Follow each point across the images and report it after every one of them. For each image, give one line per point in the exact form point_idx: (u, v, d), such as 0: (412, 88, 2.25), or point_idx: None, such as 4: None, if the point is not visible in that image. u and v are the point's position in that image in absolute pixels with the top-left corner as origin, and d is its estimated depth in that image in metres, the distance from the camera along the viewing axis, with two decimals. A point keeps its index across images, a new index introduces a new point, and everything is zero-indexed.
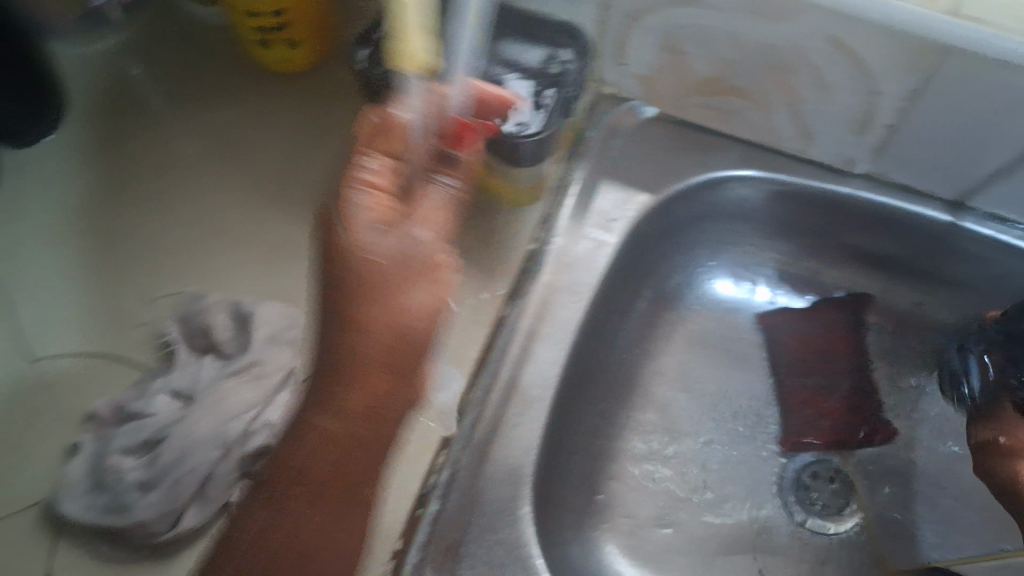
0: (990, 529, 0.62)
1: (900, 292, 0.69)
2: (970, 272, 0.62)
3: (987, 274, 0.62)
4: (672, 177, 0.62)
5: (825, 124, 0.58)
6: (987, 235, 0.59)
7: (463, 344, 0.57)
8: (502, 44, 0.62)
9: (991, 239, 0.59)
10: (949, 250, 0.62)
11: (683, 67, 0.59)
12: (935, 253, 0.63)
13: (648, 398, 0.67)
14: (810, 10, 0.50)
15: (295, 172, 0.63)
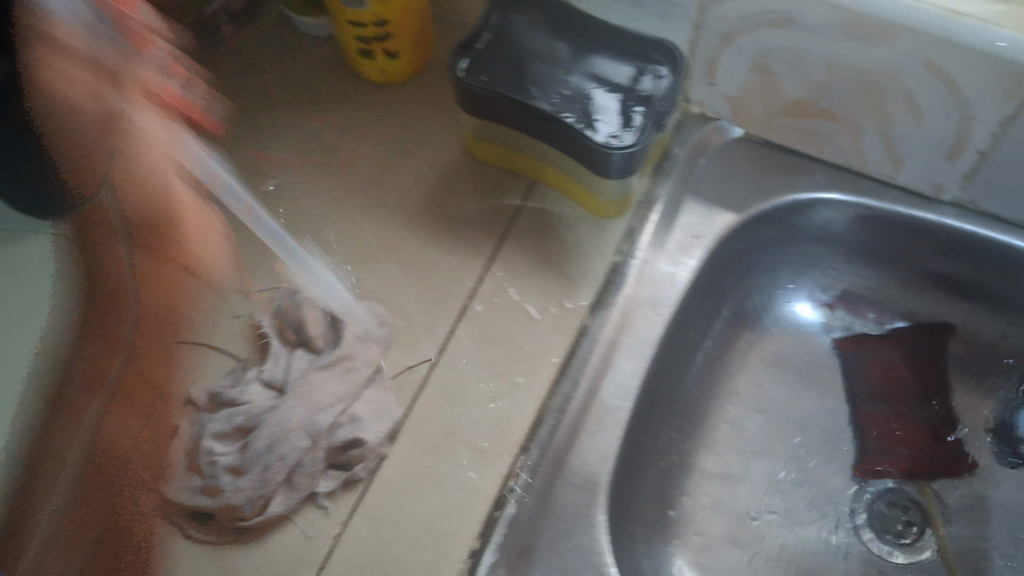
0: None
1: (989, 323, 0.66)
2: None
3: None
4: (758, 196, 0.62)
5: (916, 149, 0.58)
6: None
7: (544, 345, 0.58)
8: (592, 49, 0.59)
9: None
10: None
11: (773, 87, 0.60)
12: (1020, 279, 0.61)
13: (722, 416, 0.68)
14: (906, 35, 0.50)
15: (386, 175, 0.65)
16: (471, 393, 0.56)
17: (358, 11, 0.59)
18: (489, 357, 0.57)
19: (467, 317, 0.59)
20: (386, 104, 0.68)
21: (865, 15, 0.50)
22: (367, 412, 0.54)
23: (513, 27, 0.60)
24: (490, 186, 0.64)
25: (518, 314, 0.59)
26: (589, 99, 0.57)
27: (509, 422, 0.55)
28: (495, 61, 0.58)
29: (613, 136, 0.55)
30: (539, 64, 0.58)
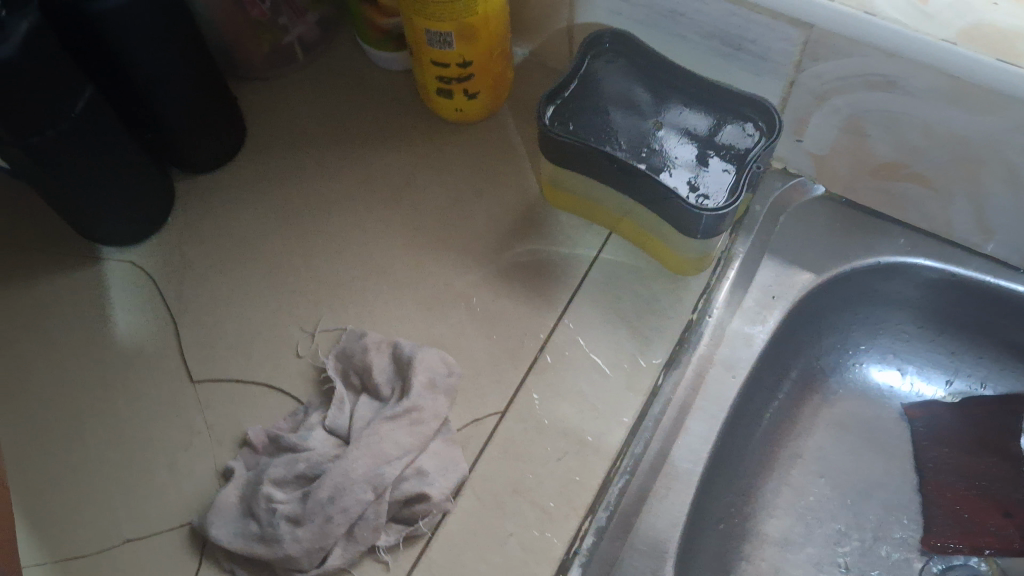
0: None
1: None
2: None
3: None
4: (839, 258, 0.60)
5: (1009, 219, 0.56)
6: None
7: (617, 404, 0.56)
8: (675, 98, 0.59)
9: None
10: None
11: (864, 149, 0.58)
12: None
13: (785, 479, 0.65)
14: (1013, 106, 0.49)
15: (455, 218, 0.64)
16: (537, 449, 0.54)
17: (441, 51, 0.58)
18: (558, 413, 0.55)
19: (538, 372, 0.57)
20: (459, 144, 0.67)
21: (975, 84, 0.49)
22: (433, 466, 0.52)
23: (597, 72, 0.60)
24: (565, 234, 0.62)
25: (590, 368, 0.57)
26: (670, 153, 0.57)
27: (577, 482, 0.53)
28: (573, 106, 0.59)
29: (700, 194, 0.55)
30: (622, 114, 0.58)
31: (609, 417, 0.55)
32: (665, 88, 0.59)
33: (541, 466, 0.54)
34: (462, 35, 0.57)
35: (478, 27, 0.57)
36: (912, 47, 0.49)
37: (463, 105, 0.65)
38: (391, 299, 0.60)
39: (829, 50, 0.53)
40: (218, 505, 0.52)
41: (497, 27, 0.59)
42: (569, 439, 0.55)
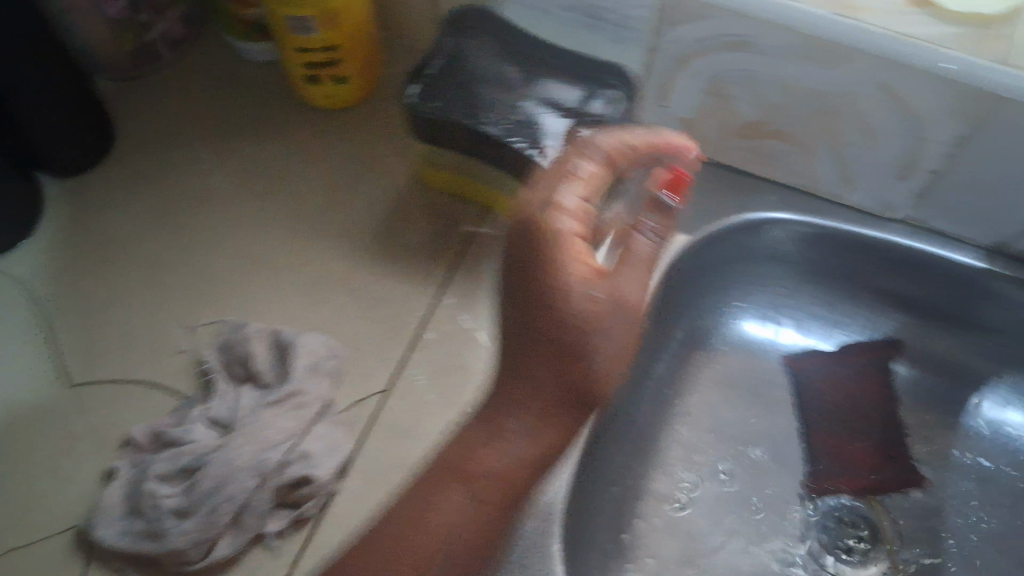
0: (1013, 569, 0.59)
1: (933, 337, 0.66)
2: (1002, 317, 0.62)
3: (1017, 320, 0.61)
4: (708, 218, 0.63)
5: (866, 171, 0.58)
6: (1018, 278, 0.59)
7: (500, 375, 0.57)
8: (544, 75, 0.61)
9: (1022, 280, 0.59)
10: (980, 293, 0.61)
11: (727, 109, 0.59)
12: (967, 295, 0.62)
13: (675, 436, 0.66)
14: (864, 59, 0.51)
15: (338, 205, 0.64)
16: (425, 425, 0.55)
17: (305, 38, 0.59)
18: (442, 388, 0.56)
19: (420, 350, 0.57)
20: (337, 133, 0.68)
21: (824, 38, 0.51)
22: (319, 449, 0.52)
23: (468, 52, 0.62)
24: (445, 213, 0.63)
25: (469, 343, 0.57)
26: (540, 124, 0.58)
27: (463, 455, 0.54)
28: (441, 81, 0.60)
29: (570, 160, 0.57)
30: (492, 89, 0.60)
31: (491, 389, 0.56)
32: (533, 66, 0.62)
33: (430, 441, 0.54)
34: (324, 22, 0.57)
35: (340, 13, 0.57)
36: (766, 8, 0.50)
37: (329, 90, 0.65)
38: (274, 289, 0.60)
39: (683, 15, 0.53)
40: (102, 505, 0.51)
41: (360, 13, 0.59)
42: (457, 413, 0.55)
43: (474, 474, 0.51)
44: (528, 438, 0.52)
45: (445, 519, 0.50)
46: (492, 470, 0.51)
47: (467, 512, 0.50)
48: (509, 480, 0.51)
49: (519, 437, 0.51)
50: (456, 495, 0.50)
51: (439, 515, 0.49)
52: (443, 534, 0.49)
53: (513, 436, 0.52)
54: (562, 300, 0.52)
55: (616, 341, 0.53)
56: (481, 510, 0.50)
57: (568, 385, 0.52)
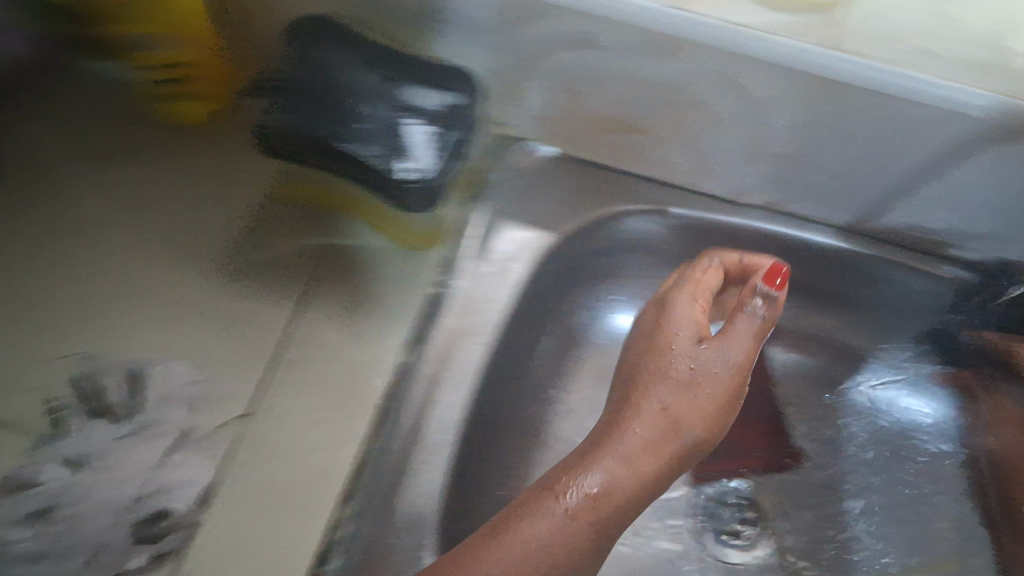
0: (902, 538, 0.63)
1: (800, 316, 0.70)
2: (883, 297, 0.67)
3: (897, 298, 0.67)
4: (570, 216, 0.64)
5: (722, 158, 0.60)
6: (901, 262, 0.64)
7: (363, 389, 0.58)
8: (403, 78, 0.57)
9: (905, 264, 0.64)
10: (860, 275, 0.66)
11: (579, 105, 0.60)
12: (846, 278, 0.67)
13: (554, 438, 0.65)
14: (702, 52, 0.52)
15: (198, 225, 0.62)
16: (291, 444, 0.55)
17: (151, 54, 0.57)
18: (309, 404, 0.57)
19: (286, 367, 0.58)
20: (185, 144, 0.63)
21: (667, 32, 0.51)
22: (179, 479, 0.52)
23: (321, 57, 0.57)
24: (304, 229, 0.63)
25: (333, 358, 0.58)
26: (405, 137, 0.56)
27: (327, 474, 0.54)
28: (296, 96, 0.57)
29: (417, 172, 0.56)
30: (352, 101, 0.56)
31: (356, 403, 0.57)
32: (389, 68, 0.58)
33: (298, 460, 0.54)
34: (171, 38, 0.56)
35: (187, 29, 0.56)
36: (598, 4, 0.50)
37: (177, 102, 0.61)
38: (136, 316, 0.58)
39: (526, 15, 0.53)
40: None
41: (212, 31, 0.58)
42: (325, 431, 0.55)
43: (609, 507, 0.48)
44: (607, 463, 0.50)
45: (543, 534, 0.45)
46: (625, 496, 0.49)
47: (546, 526, 0.46)
48: (609, 502, 0.48)
49: (600, 463, 0.50)
50: (558, 509, 0.47)
51: (531, 517, 0.46)
52: (540, 539, 0.45)
53: (635, 446, 0.50)
54: (656, 368, 0.55)
55: (694, 405, 0.53)
56: (579, 529, 0.46)
57: (657, 429, 0.52)
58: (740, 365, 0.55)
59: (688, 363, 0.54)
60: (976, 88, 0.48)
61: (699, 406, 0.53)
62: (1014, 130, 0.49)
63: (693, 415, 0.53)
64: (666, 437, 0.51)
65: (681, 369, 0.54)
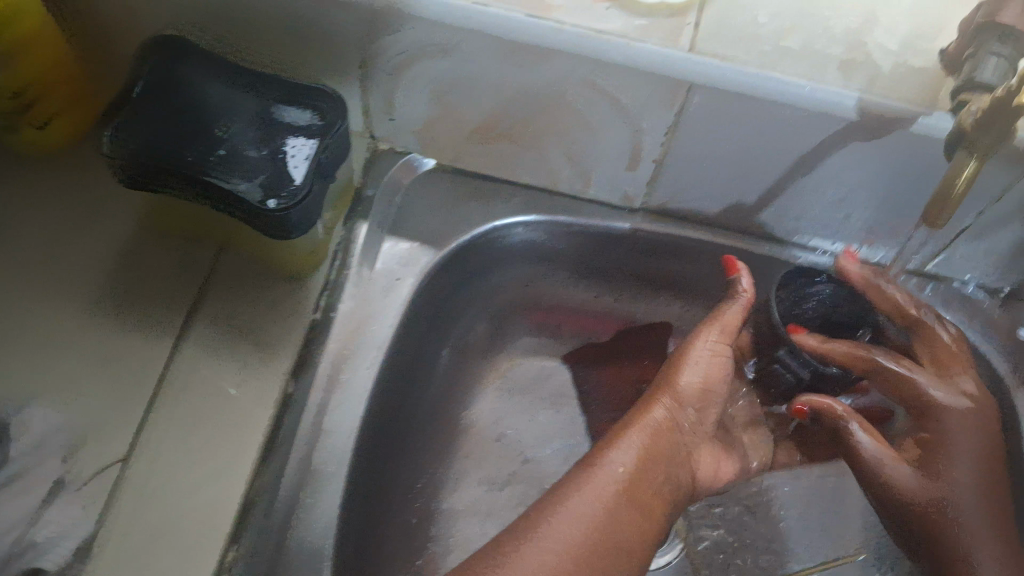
0: (807, 539, 0.67)
1: (696, 316, 0.71)
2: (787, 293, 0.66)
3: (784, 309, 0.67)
4: (456, 229, 0.62)
5: (596, 165, 0.59)
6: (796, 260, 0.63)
7: (249, 419, 0.55)
8: (278, 100, 0.55)
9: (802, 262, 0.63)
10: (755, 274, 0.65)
11: (453, 118, 0.58)
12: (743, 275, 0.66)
13: (461, 454, 0.66)
14: (566, 59, 0.50)
15: (68, 259, 0.60)
16: (170, 486, 0.52)
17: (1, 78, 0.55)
18: (191, 440, 0.53)
19: (165, 401, 0.54)
20: (62, 188, 0.63)
21: (518, 40, 0.49)
22: (49, 532, 0.49)
23: (188, 81, 0.54)
24: (184, 257, 0.60)
25: (217, 391, 0.55)
26: (283, 157, 0.52)
27: (215, 510, 0.51)
28: (159, 110, 0.53)
29: (273, 195, 0.50)
30: (224, 124, 0.53)
31: (243, 436, 0.54)
32: (263, 89, 0.55)
33: (177, 503, 0.51)
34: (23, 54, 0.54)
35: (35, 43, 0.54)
36: (457, 15, 0.49)
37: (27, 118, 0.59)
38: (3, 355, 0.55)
39: (377, 29, 0.51)
40: None
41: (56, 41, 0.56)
42: (209, 464, 0.53)
43: (642, 481, 0.52)
44: (638, 443, 0.54)
45: (581, 508, 0.49)
46: (647, 482, 0.52)
47: (587, 499, 0.49)
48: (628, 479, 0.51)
49: (632, 444, 0.54)
50: (597, 482, 0.51)
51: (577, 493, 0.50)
52: (582, 507, 0.49)
53: (658, 427, 0.55)
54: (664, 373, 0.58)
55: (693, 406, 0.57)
56: (616, 500, 0.50)
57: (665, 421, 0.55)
58: (710, 380, 0.58)
59: (692, 358, 0.57)
60: (850, 90, 0.48)
61: (699, 378, 0.57)
62: (879, 124, 0.49)
63: (693, 396, 0.57)
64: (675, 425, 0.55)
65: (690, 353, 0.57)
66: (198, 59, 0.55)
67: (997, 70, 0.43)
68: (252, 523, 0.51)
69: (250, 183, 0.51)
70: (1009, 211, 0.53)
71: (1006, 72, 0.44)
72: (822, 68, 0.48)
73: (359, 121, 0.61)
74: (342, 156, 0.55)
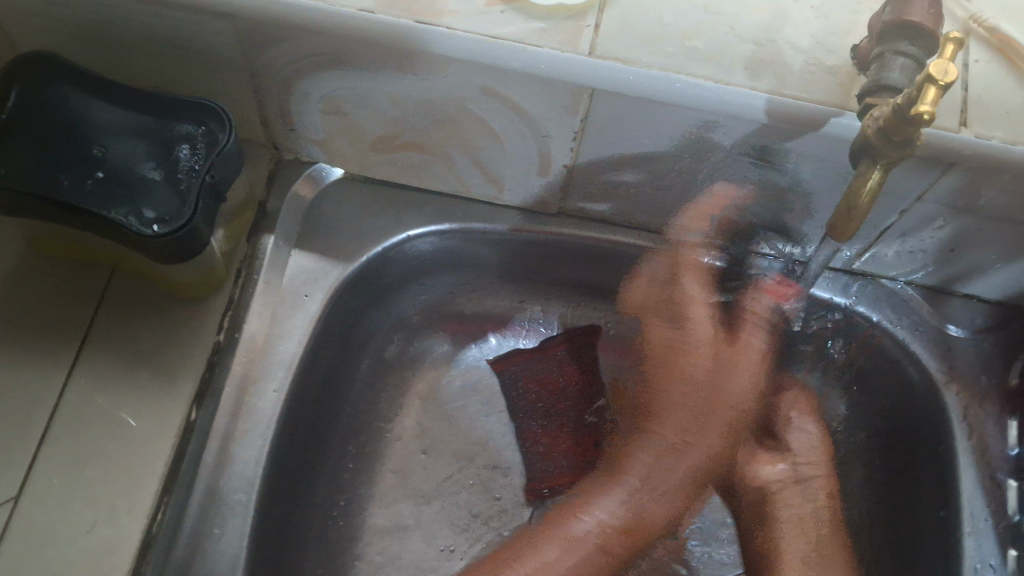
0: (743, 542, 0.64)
1: None
2: None
3: None
4: (367, 241, 0.60)
5: (505, 170, 0.57)
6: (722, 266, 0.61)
7: (144, 456, 0.51)
8: (166, 113, 0.52)
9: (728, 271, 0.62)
10: None
11: (354, 128, 0.56)
12: None
13: (387, 467, 0.64)
14: (462, 68, 0.47)
15: None
16: (65, 526, 0.49)
17: None
18: (78, 483, 0.50)
19: (59, 441, 0.51)
20: None
21: (410, 50, 0.46)
22: None
23: (72, 103, 0.51)
24: (78, 278, 0.55)
25: (112, 428, 0.52)
26: (175, 177, 0.50)
27: (112, 552, 0.48)
28: (38, 134, 0.49)
29: (160, 220, 0.48)
30: (112, 146, 0.50)
31: (140, 476, 0.51)
32: (148, 104, 0.52)
33: (72, 545, 0.48)
34: None
35: None
36: (340, 27, 0.45)
37: None
38: None
39: (259, 42, 0.48)
40: None
41: None
42: (108, 503, 0.50)
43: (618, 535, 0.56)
44: (625, 488, 0.57)
45: (558, 554, 0.55)
46: (622, 530, 0.56)
47: (561, 542, 0.56)
48: (627, 524, 0.56)
49: (617, 491, 0.57)
50: (581, 530, 0.56)
51: (558, 538, 0.56)
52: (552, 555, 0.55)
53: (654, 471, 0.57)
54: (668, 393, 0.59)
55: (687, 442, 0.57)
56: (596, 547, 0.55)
57: (661, 475, 0.57)
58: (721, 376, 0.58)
59: (705, 406, 0.58)
60: (757, 91, 0.46)
61: (713, 442, 0.58)
62: (790, 129, 0.47)
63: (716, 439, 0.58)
64: (675, 479, 0.57)
65: (695, 394, 0.58)
66: (70, 77, 0.52)
67: (904, 72, 0.41)
68: (153, 562, 0.49)
69: (142, 205, 0.48)
70: (930, 211, 0.52)
71: (913, 73, 0.42)
72: (728, 70, 0.46)
73: (260, 132, 0.59)
74: (234, 171, 0.53)
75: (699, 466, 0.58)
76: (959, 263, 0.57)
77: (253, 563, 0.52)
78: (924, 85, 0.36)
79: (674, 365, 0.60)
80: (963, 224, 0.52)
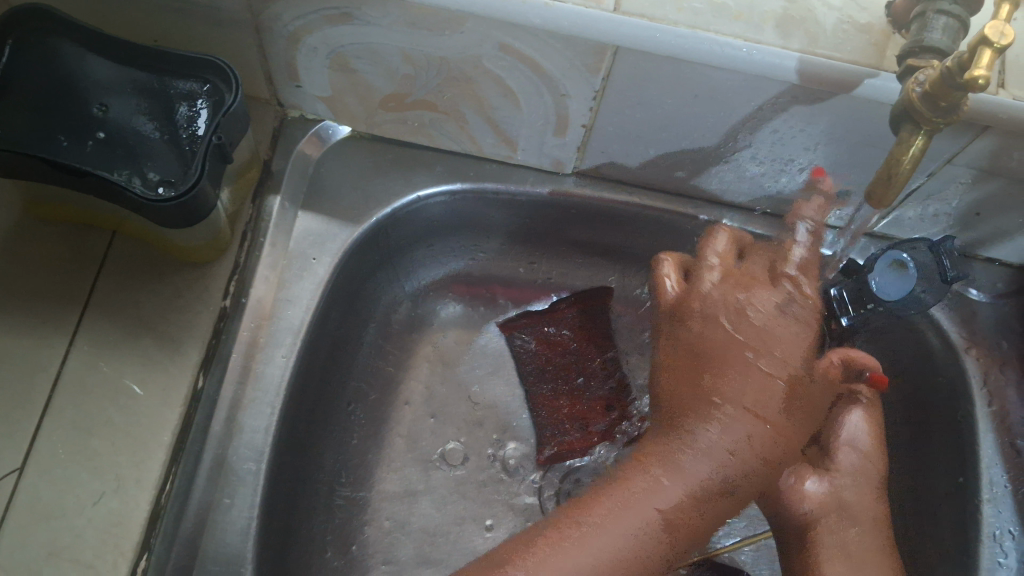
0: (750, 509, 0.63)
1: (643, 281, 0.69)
2: None
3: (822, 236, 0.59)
4: (376, 203, 0.59)
5: (519, 128, 0.55)
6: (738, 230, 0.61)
7: (150, 426, 0.49)
8: (162, 71, 0.49)
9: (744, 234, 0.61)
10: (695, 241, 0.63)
11: (362, 84, 0.53)
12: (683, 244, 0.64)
13: (396, 428, 0.63)
14: (478, 24, 0.45)
15: None
16: (69, 499, 0.46)
17: None
18: (84, 453, 0.47)
19: (62, 412, 0.48)
20: None
21: (422, 4, 0.44)
22: None
23: (63, 61, 0.48)
24: (76, 245, 0.53)
25: (117, 396, 0.49)
26: (180, 138, 0.48)
27: (120, 524, 0.46)
28: (35, 99, 0.47)
29: (164, 183, 0.46)
30: (111, 111, 0.48)
31: (147, 443, 0.48)
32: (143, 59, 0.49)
33: (78, 518, 0.46)
34: None
35: None
36: None
37: None
38: None
39: None
40: None
41: None
42: (115, 473, 0.47)
43: (696, 503, 0.50)
44: (705, 456, 0.51)
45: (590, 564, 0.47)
46: (679, 499, 0.50)
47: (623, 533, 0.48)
48: (658, 516, 0.49)
49: (696, 456, 0.51)
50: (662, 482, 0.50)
51: (622, 510, 0.50)
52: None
53: (720, 444, 0.51)
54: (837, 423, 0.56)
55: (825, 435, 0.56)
56: (674, 510, 0.50)
57: (735, 443, 0.51)
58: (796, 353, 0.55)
59: (754, 388, 0.53)
60: (789, 50, 0.44)
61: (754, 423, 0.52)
62: (817, 93, 0.45)
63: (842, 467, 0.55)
64: (758, 442, 0.52)
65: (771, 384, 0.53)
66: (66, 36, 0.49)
67: (946, 32, 0.40)
68: (163, 533, 0.47)
69: (148, 166, 0.46)
70: (956, 176, 0.50)
71: (953, 34, 0.40)
72: (758, 29, 0.44)
73: (265, 89, 0.57)
74: (242, 132, 0.51)
75: (748, 438, 0.52)
76: (981, 225, 0.56)
77: (262, 535, 0.50)
78: (980, 48, 0.35)
79: (737, 366, 0.53)
80: (992, 187, 0.51)
